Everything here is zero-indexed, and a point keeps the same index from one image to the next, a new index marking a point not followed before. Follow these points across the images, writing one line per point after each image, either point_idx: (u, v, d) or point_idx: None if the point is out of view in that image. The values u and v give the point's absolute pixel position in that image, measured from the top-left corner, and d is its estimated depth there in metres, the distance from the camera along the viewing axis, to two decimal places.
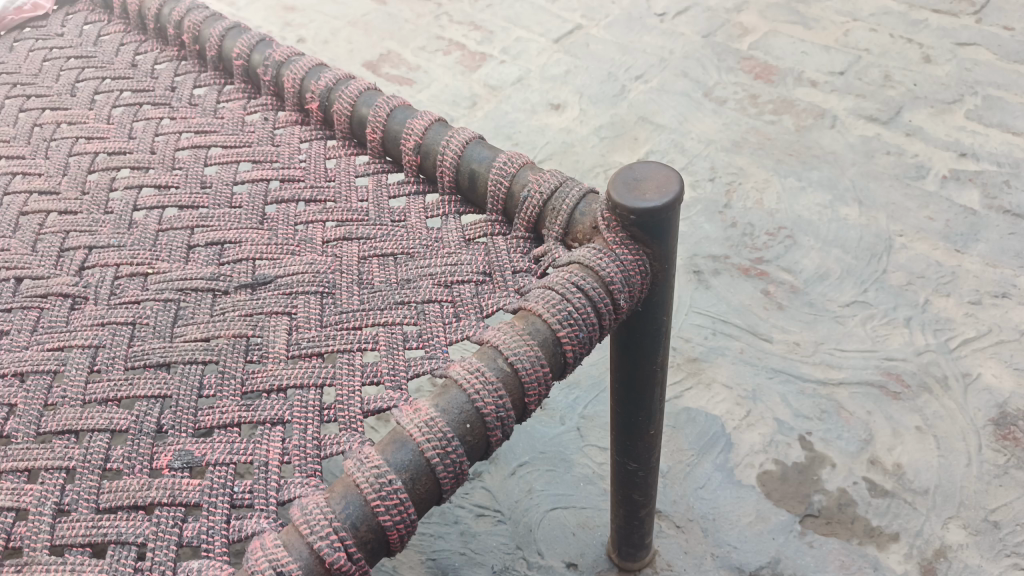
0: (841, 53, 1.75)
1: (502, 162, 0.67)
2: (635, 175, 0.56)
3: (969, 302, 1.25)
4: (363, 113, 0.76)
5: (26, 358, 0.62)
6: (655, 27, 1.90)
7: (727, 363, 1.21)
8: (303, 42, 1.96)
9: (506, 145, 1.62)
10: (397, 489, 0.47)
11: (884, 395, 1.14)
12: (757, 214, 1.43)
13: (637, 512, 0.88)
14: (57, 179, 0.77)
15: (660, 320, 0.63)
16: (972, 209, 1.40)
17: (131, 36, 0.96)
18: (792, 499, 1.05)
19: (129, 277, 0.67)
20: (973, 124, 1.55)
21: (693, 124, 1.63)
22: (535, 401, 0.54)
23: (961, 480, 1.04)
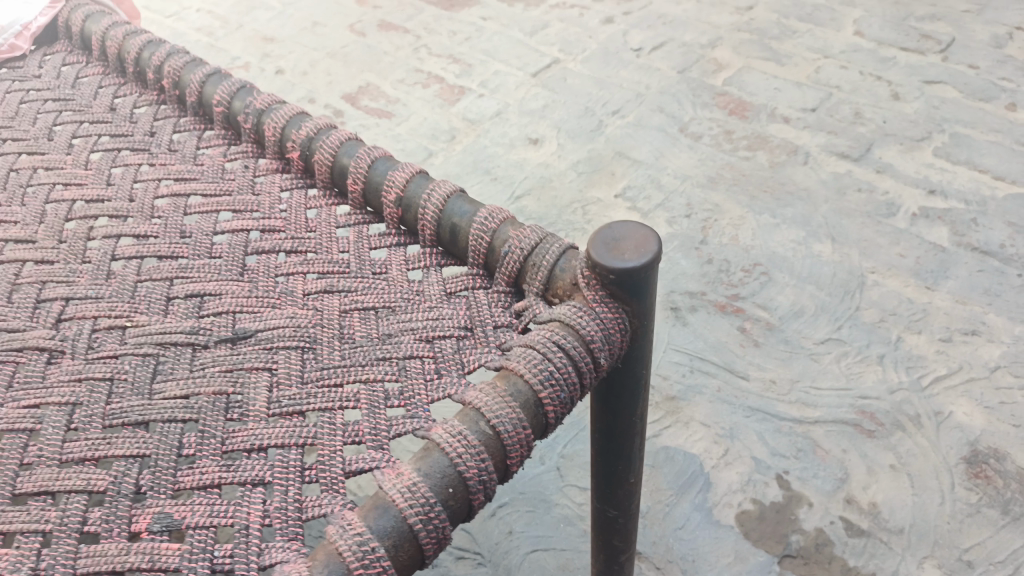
0: (813, 89, 1.79)
1: (483, 218, 0.68)
2: (614, 234, 0.56)
3: (940, 339, 1.28)
4: (344, 163, 0.77)
5: (1, 416, 0.60)
6: (631, 62, 1.92)
7: (704, 401, 1.22)
8: (281, 74, 1.97)
9: (485, 179, 1.63)
10: (380, 556, 0.47)
11: (859, 433, 1.16)
12: (733, 251, 1.45)
13: (618, 557, 0.88)
14: (33, 228, 0.76)
15: (639, 373, 0.64)
16: (942, 245, 1.43)
17: (110, 78, 0.96)
18: (770, 539, 1.05)
19: (107, 329, 0.67)
20: (941, 161, 1.59)
21: (669, 159, 1.66)
22: (518, 462, 0.54)
23: (935, 519, 1.06)
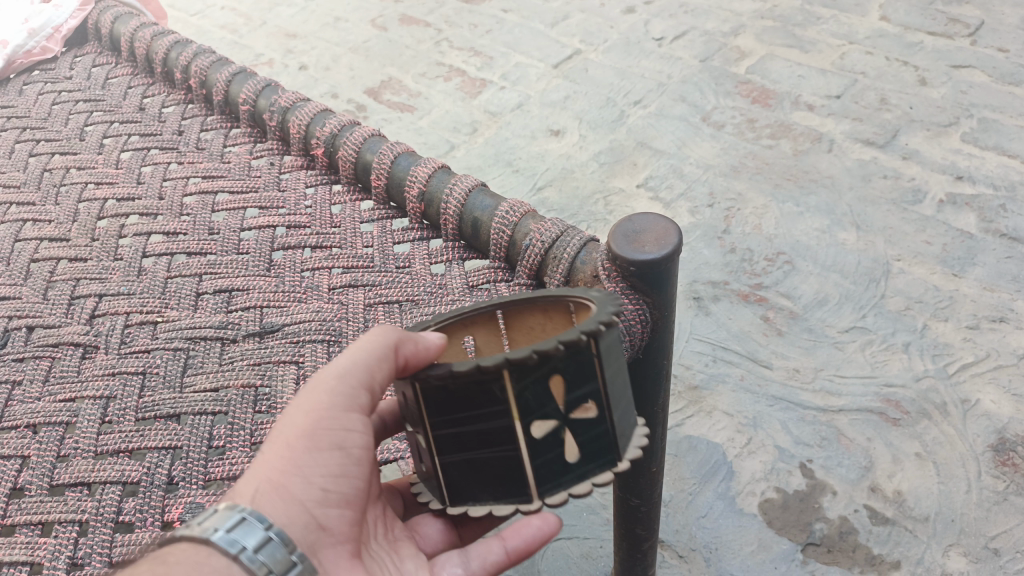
0: (837, 76, 1.77)
1: (505, 212, 0.69)
2: (634, 227, 0.57)
3: (967, 326, 1.26)
4: (368, 159, 0.78)
5: (39, 410, 0.63)
6: (653, 52, 1.92)
7: (727, 391, 1.22)
8: (305, 69, 1.99)
9: (507, 171, 1.64)
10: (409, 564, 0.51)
11: (884, 421, 1.15)
12: (756, 240, 1.44)
13: (641, 545, 0.88)
14: (67, 226, 0.78)
15: (660, 364, 0.65)
16: (969, 232, 1.42)
17: (139, 78, 0.98)
18: (794, 527, 1.06)
19: (139, 324, 0.69)
20: (969, 146, 1.57)
21: (691, 148, 1.65)
22: None
23: (961, 507, 1.05)
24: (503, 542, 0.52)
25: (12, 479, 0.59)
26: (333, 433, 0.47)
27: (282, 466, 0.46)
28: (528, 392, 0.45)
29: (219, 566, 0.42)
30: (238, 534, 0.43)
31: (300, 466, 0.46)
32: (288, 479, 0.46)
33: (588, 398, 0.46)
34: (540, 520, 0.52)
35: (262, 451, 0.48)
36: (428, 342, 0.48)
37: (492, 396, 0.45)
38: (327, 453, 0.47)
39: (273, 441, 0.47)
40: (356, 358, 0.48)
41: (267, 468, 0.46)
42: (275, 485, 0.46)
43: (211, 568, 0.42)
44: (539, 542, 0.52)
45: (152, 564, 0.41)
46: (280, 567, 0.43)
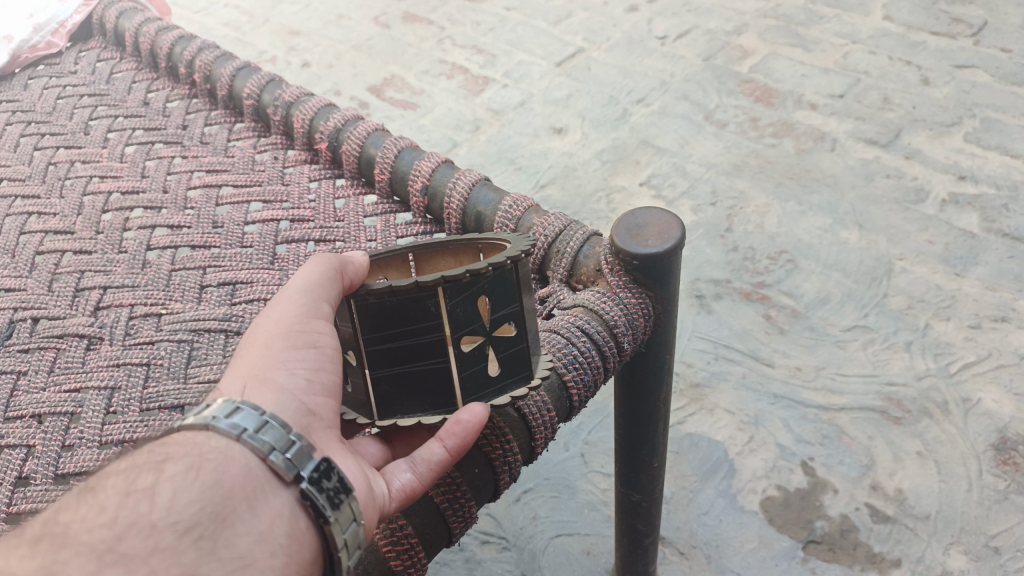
0: (840, 75, 1.77)
1: (508, 206, 0.69)
2: (637, 221, 0.57)
3: (968, 326, 1.26)
4: (372, 153, 0.79)
5: (44, 400, 0.63)
6: (656, 50, 1.92)
7: (729, 388, 1.22)
8: (308, 66, 1.99)
9: (510, 169, 1.64)
10: (407, 533, 0.48)
11: (885, 420, 1.16)
12: (758, 238, 1.44)
13: (642, 541, 0.89)
14: (71, 219, 0.79)
15: (661, 358, 0.65)
16: (971, 232, 1.42)
17: (143, 73, 0.99)
18: (795, 525, 1.06)
19: (143, 316, 0.69)
20: (972, 146, 1.57)
21: (693, 147, 1.65)
22: (542, 444, 0.56)
23: (961, 505, 1.05)
24: (441, 439, 0.45)
25: (17, 468, 0.59)
26: (305, 332, 0.45)
27: (256, 366, 0.43)
28: (459, 307, 0.47)
29: (220, 448, 0.38)
30: (234, 417, 0.39)
31: (273, 363, 0.43)
32: (270, 372, 0.43)
33: (508, 319, 0.49)
34: (467, 412, 0.46)
35: (237, 360, 0.44)
36: (363, 262, 0.49)
37: (425, 310, 0.46)
38: (303, 350, 0.44)
39: (246, 352, 0.44)
40: (313, 273, 0.46)
41: (247, 368, 0.43)
42: (258, 378, 0.42)
43: (213, 453, 0.38)
44: (476, 433, 0.46)
45: (152, 453, 0.38)
46: (281, 444, 0.39)
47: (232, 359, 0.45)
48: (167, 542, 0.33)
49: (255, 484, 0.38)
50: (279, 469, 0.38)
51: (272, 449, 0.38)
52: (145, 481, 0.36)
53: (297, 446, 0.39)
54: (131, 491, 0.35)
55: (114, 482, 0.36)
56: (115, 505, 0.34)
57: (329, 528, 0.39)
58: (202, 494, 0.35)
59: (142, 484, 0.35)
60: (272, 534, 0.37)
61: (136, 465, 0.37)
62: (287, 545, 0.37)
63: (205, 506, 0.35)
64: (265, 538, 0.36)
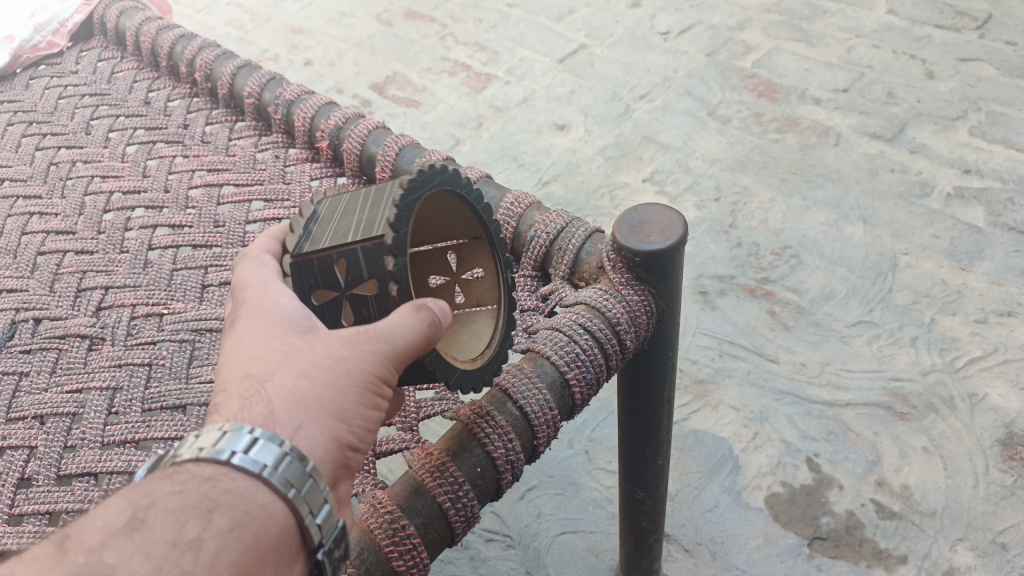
0: (844, 70, 1.77)
1: (509, 203, 0.69)
2: (639, 218, 0.57)
3: (974, 320, 1.26)
4: (372, 151, 0.79)
5: (46, 401, 0.63)
6: (659, 46, 1.91)
7: (734, 385, 1.22)
8: (310, 64, 1.99)
9: (512, 166, 1.64)
10: (410, 533, 0.48)
11: (891, 416, 1.15)
12: (763, 234, 1.44)
13: (646, 539, 0.88)
14: (72, 219, 0.79)
15: (665, 355, 0.65)
16: (977, 226, 1.41)
17: (144, 73, 0.99)
18: (800, 522, 1.05)
19: (145, 316, 0.69)
20: (977, 140, 1.56)
21: (697, 142, 1.65)
22: (545, 443, 0.55)
23: (968, 501, 1.05)
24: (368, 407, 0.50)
25: (20, 469, 0.59)
26: (378, 392, 0.42)
27: (317, 405, 0.40)
28: None
29: (264, 504, 0.36)
30: (286, 470, 0.36)
31: (334, 407, 0.40)
32: (335, 421, 0.40)
33: None
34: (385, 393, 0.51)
35: (301, 373, 0.40)
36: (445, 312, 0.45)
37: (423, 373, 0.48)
38: (368, 408, 0.41)
39: (309, 369, 0.40)
40: (414, 335, 0.42)
41: (311, 397, 0.40)
42: (323, 421, 0.40)
43: (257, 507, 0.36)
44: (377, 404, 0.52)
45: (199, 486, 0.35)
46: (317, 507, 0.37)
47: (292, 352, 0.41)
48: None
49: (285, 545, 0.36)
50: (308, 532, 0.37)
51: (310, 512, 0.37)
52: (192, 530, 0.33)
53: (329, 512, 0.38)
54: (177, 541, 0.33)
55: (160, 515, 0.33)
56: (161, 553, 0.32)
57: None
58: (240, 557, 0.34)
59: (189, 533, 0.33)
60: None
61: (183, 500, 0.34)
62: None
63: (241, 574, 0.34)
64: None
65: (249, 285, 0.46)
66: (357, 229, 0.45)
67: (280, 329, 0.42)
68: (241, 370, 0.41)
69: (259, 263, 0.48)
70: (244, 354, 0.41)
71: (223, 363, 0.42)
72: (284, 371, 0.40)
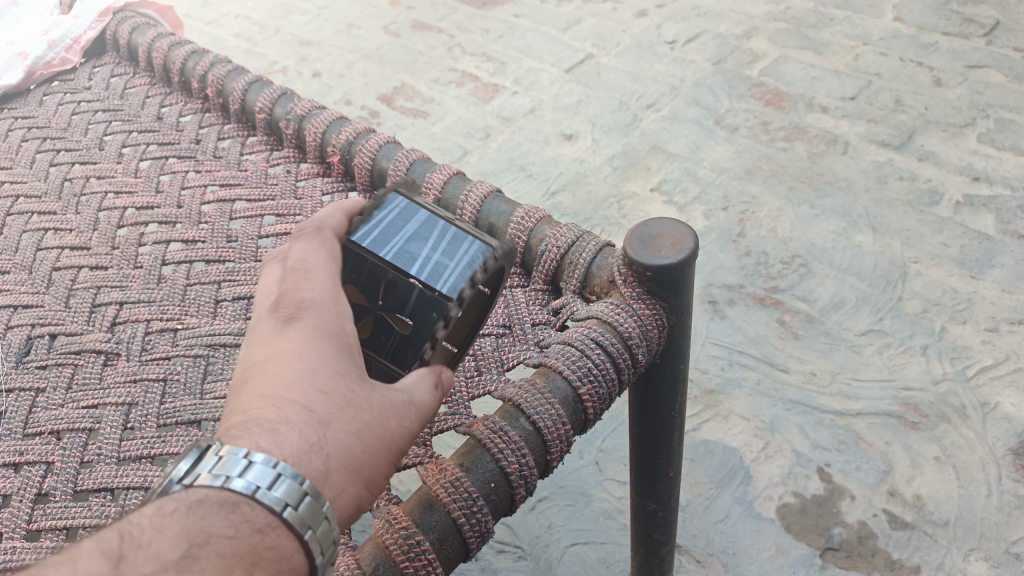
0: (851, 77, 1.77)
1: (520, 217, 0.69)
2: (650, 232, 0.57)
3: (985, 329, 1.25)
4: (383, 166, 0.79)
5: (63, 417, 0.63)
6: (665, 55, 1.92)
7: (744, 395, 1.21)
8: (319, 76, 2.00)
9: (521, 176, 1.64)
10: (425, 549, 0.48)
11: (902, 425, 1.15)
12: (772, 243, 1.44)
13: (658, 550, 0.88)
14: (87, 235, 0.79)
15: (677, 369, 0.65)
16: (987, 234, 1.40)
17: (157, 88, 1.00)
18: (812, 532, 1.05)
19: (159, 331, 0.69)
20: (986, 147, 1.56)
21: (705, 151, 1.65)
22: (558, 457, 0.56)
23: (981, 511, 1.04)
24: None
25: (36, 485, 0.59)
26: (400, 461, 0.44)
27: (358, 469, 0.41)
28: None
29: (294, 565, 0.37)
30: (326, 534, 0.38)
31: (370, 472, 0.41)
32: (367, 486, 0.41)
33: None
34: None
35: (358, 432, 0.40)
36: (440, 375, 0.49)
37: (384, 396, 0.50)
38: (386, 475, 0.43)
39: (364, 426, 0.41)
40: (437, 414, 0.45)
41: (359, 461, 0.40)
42: (361, 488, 0.41)
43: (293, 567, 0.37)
44: None
45: (249, 536, 0.36)
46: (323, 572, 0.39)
47: (351, 404, 0.41)
48: None
49: None
50: None
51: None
52: None
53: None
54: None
55: (213, 558, 0.34)
56: None
57: None
58: None
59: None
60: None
61: (233, 548, 0.35)
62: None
63: None
64: None
65: (315, 283, 0.45)
66: (423, 268, 0.48)
67: (345, 363, 0.42)
68: (303, 397, 0.40)
69: (327, 260, 0.46)
70: (308, 376, 0.41)
71: (280, 373, 0.41)
72: (342, 419, 0.40)
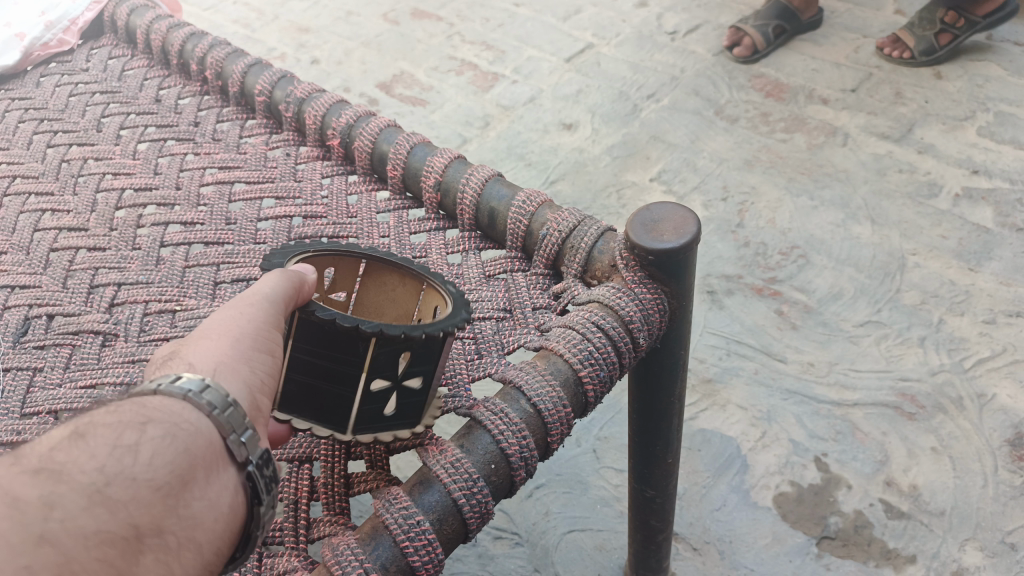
0: (851, 69, 1.77)
1: (521, 202, 0.69)
2: (652, 216, 0.57)
3: (983, 321, 1.26)
4: (384, 149, 0.79)
5: (61, 397, 0.63)
6: (666, 45, 1.91)
7: (741, 384, 1.21)
8: (317, 63, 1.99)
9: (520, 165, 1.64)
10: (425, 529, 0.48)
11: (899, 415, 1.15)
12: (770, 234, 1.44)
13: (654, 537, 0.88)
14: (85, 216, 0.79)
15: (676, 354, 0.65)
16: (985, 226, 1.40)
17: (155, 71, 0.99)
18: (808, 521, 1.05)
19: (158, 313, 0.69)
20: (986, 140, 1.56)
21: (704, 142, 1.65)
22: (558, 440, 0.56)
23: (977, 501, 1.05)
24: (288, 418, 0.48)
25: None
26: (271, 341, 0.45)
27: (239, 355, 0.43)
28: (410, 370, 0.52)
29: (194, 418, 0.37)
30: (207, 395, 0.38)
31: (254, 362, 0.44)
32: (239, 362, 0.43)
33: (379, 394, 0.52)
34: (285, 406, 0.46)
35: (205, 341, 0.43)
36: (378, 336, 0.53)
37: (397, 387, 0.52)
38: (268, 356, 0.44)
39: (222, 329, 0.44)
40: (274, 282, 0.47)
41: (219, 351, 0.43)
42: (231, 363, 0.42)
43: (185, 423, 0.37)
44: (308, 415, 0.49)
45: (133, 410, 0.36)
46: (240, 426, 0.39)
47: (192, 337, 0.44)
48: (144, 493, 0.33)
49: (214, 454, 0.37)
50: (234, 450, 0.38)
51: (233, 430, 0.38)
52: (129, 437, 0.35)
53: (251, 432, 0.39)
54: (116, 444, 0.34)
55: (102, 428, 0.35)
56: (103, 454, 0.34)
57: (257, 509, 0.39)
58: (176, 458, 0.35)
59: (127, 439, 0.35)
60: (220, 503, 0.37)
61: (120, 418, 0.36)
62: (226, 517, 0.37)
63: (176, 470, 0.35)
64: (213, 507, 0.36)
65: None
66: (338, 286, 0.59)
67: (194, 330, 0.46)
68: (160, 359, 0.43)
69: None
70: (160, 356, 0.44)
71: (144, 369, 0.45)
72: (196, 341, 0.43)
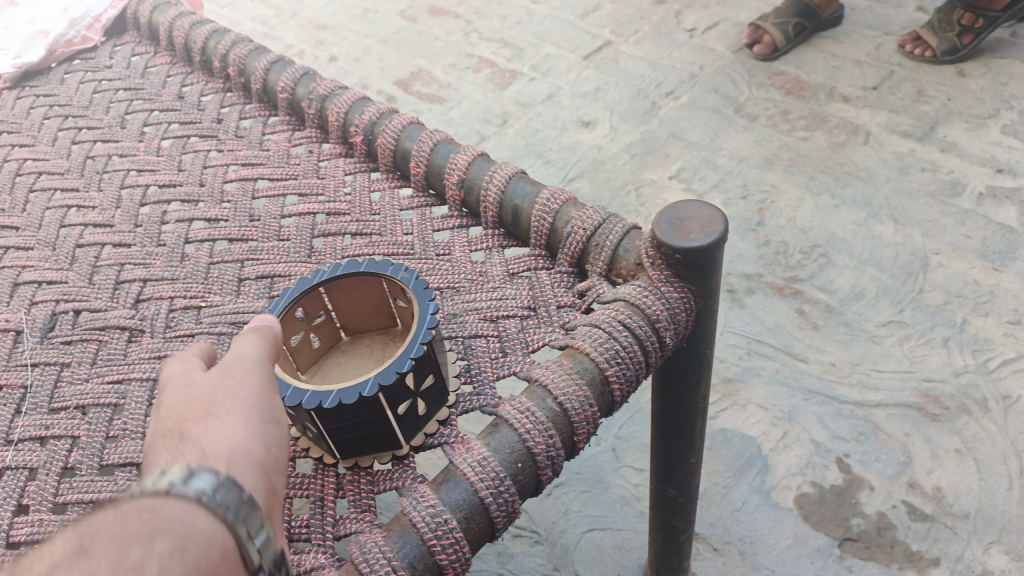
0: (873, 67, 1.75)
1: (545, 199, 0.68)
2: (679, 214, 0.56)
3: (1008, 321, 1.24)
4: (407, 147, 0.78)
5: (88, 392, 0.63)
6: (685, 43, 1.90)
7: (762, 384, 1.21)
8: (335, 61, 1.99)
9: (538, 163, 1.64)
10: (452, 527, 0.48)
11: (922, 417, 1.14)
12: (791, 232, 1.43)
13: (676, 537, 0.88)
14: (110, 212, 0.79)
15: (702, 353, 0.64)
16: (1010, 226, 1.38)
17: (178, 67, 0.99)
18: (830, 522, 1.04)
19: (183, 309, 0.69)
20: (1010, 138, 1.54)
21: (724, 140, 1.64)
22: (584, 438, 0.55)
23: (1002, 504, 1.03)
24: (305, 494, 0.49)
25: (62, 459, 0.59)
26: (274, 412, 0.41)
27: (245, 421, 0.39)
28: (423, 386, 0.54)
29: (206, 522, 0.31)
30: (221, 491, 0.32)
31: (267, 432, 0.39)
32: (250, 443, 0.38)
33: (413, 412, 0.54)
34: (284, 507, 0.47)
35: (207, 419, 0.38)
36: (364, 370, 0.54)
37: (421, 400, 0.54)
38: (273, 432, 0.39)
39: (217, 399, 0.40)
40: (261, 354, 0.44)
41: (224, 433, 0.37)
42: (241, 447, 0.37)
43: (199, 531, 0.30)
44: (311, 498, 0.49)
45: (137, 514, 0.30)
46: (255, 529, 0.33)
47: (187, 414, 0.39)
48: None
49: (229, 564, 0.31)
50: (248, 557, 0.32)
51: (249, 535, 0.32)
52: (134, 555, 0.28)
53: (267, 537, 0.33)
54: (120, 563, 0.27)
55: (100, 544, 0.28)
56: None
57: None
58: None
59: (133, 556, 0.28)
60: None
61: (121, 529, 0.29)
62: None
63: None
64: None
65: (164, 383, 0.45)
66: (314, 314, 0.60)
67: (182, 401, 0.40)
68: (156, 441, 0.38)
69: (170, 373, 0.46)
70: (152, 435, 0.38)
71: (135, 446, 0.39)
72: (197, 416, 0.38)
